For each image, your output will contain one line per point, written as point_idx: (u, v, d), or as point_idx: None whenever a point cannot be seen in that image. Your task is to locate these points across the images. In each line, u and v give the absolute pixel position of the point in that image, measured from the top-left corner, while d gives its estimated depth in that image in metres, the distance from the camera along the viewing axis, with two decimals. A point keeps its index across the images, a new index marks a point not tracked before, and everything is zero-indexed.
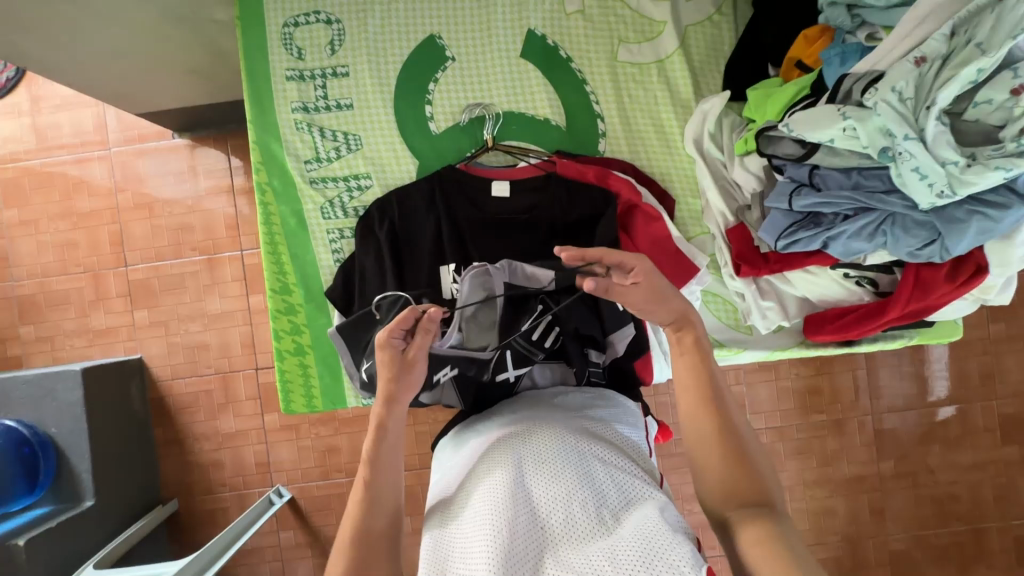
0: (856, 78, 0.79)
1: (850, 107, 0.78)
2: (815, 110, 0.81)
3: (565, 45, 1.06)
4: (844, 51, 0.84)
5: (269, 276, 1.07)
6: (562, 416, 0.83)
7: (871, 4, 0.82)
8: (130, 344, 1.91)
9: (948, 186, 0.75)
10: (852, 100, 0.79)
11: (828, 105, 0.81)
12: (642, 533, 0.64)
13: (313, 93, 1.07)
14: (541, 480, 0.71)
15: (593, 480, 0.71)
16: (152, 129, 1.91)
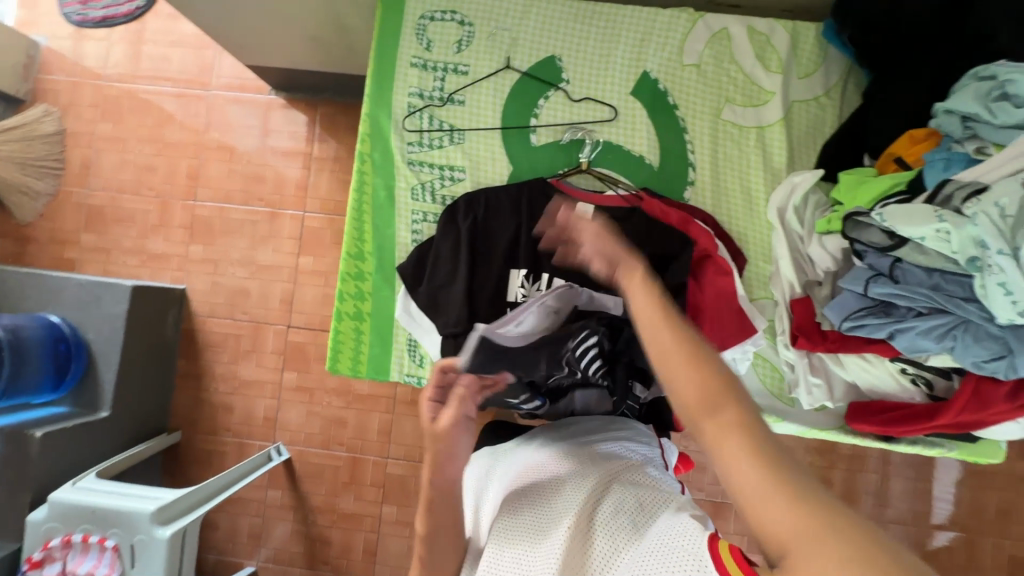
0: (958, 186, 0.82)
1: (947, 211, 0.81)
2: (910, 206, 0.84)
3: (674, 93, 1.12)
4: (950, 157, 0.88)
5: (348, 240, 1.12)
6: (580, 447, 0.82)
7: (987, 119, 0.84)
8: (177, 274, 1.99)
9: None
10: (951, 205, 0.82)
11: (924, 204, 0.84)
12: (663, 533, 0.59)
13: (431, 83, 1.14)
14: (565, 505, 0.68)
15: (613, 498, 0.68)
16: (252, 81, 2.02)
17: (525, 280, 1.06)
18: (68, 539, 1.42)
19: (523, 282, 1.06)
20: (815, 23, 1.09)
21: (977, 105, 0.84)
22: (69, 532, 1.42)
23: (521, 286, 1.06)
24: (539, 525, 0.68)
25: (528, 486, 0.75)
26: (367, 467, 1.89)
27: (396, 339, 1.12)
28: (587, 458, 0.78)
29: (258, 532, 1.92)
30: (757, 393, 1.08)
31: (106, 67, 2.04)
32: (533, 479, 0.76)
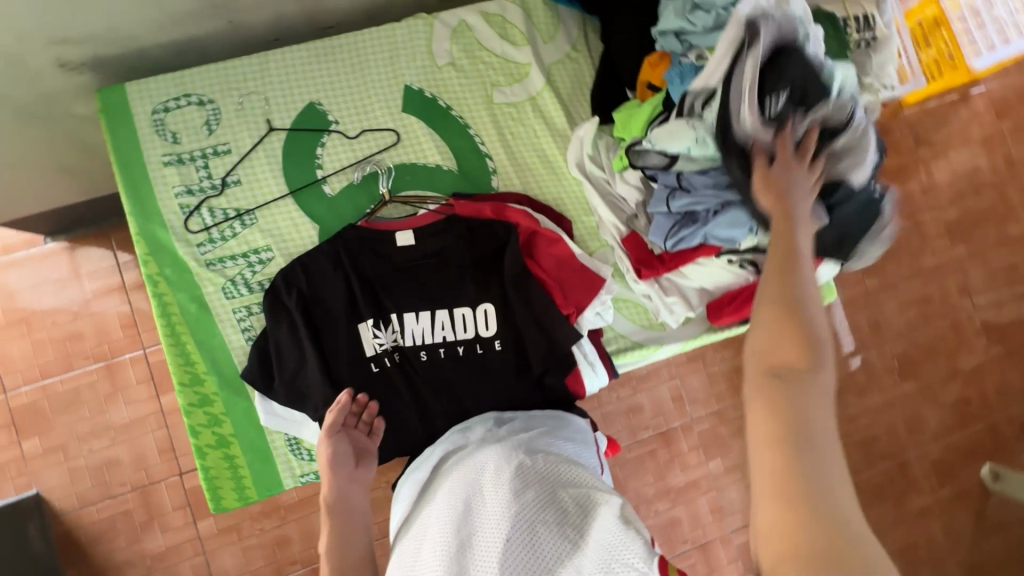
0: (695, 95, 0.95)
1: (698, 121, 0.95)
2: (670, 125, 0.96)
3: (442, 96, 1.12)
4: (682, 70, 0.97)
5: (175, 370, 1.00)
6: (514, 443, 0.88)
7: (692, 30, 0.95)
8: (21, 480, 1.68)
9: None
10: (696, 112, 0.96)
11: (679, 120, 0.96)
12: (606, 554, 0.69)
13: (195, 175, 1.04)
14: (499, 512, 0.74)
15: (550, 506, 0.76)
16: (17, 237, 1.74)
17: (378, 327, 1.02)
18: None
19: (375, 331, 1.02)
20: None
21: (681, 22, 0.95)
22: None
23: (375, 336, 1.02)
24: (471, 526, 0.74)
25: (459, 493, 0.80)
26: None
27: (274, 445, 1.03)
28: (520, 456, 0.84)
29: None
30: (630, 332, 1.13)
31: None
32: (464, 481, 0.81)
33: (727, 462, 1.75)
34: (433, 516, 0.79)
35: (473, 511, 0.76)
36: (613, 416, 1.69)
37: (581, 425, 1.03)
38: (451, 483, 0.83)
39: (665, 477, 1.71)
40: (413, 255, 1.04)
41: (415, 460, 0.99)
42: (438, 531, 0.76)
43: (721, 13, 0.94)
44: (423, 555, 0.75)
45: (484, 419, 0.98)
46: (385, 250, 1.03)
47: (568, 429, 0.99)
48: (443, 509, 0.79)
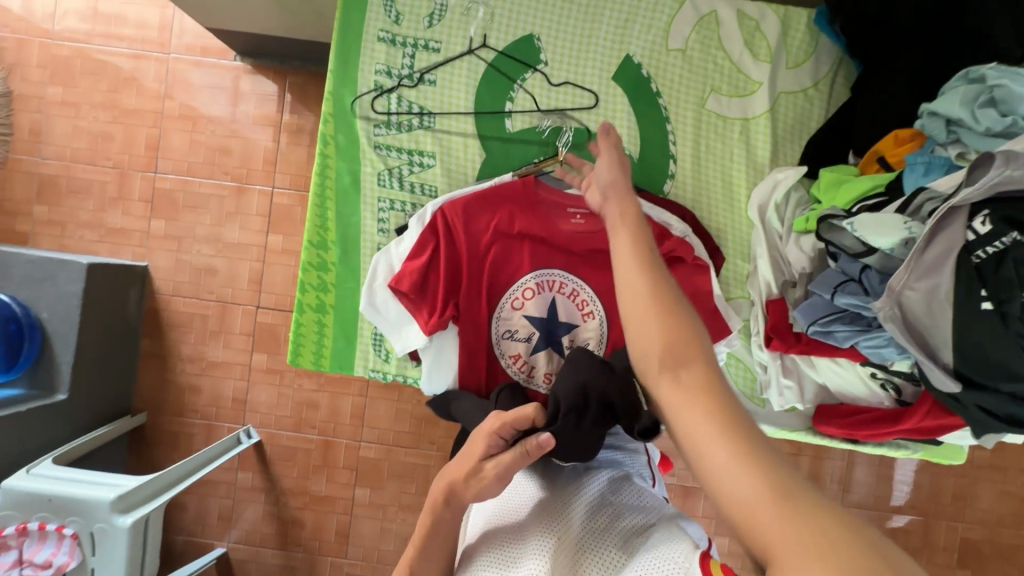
0: (930, 196, 0.81)
1: (916, 223, 0.80)
2: (880, 215, 0.83)
3: (657, 80, 1.06)
4: (931, 160, 0.84)
5: (310, 227, 1.06)
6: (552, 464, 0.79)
7: (971, 125, 0.81)
8: (139, 250, 1.89)
9: (966, 322, 0.76)
10: (921, 215, 0.82)
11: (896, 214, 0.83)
12: (652, 555, 0.56)
13: (399, 60, 1.06)
14: (542, 520, 0.65)
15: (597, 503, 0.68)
16: (216, 45, 1.88)
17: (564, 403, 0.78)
18: (24, 527, 1.30)
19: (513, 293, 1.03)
20: (807, 8, 1.04)
21: (961, 110, 0.80)
22: (24, 520, 1.30)
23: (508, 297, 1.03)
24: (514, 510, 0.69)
25: (501, 512, 0.70)
26: (340, 450, 1.86)
27: (361, 332, 1.07)
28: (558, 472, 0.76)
29: (228, 515, 1.88)
30: None
31: (54, 23, 1.87)
32: (502, 504, 0.72)
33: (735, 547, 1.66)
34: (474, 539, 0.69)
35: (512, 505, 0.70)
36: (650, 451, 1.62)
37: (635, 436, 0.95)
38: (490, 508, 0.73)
39: None
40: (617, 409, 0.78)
41: None
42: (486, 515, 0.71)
43: (1018, 121, 0.78)
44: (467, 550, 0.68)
45: None
46: (539, 210, 1.02)
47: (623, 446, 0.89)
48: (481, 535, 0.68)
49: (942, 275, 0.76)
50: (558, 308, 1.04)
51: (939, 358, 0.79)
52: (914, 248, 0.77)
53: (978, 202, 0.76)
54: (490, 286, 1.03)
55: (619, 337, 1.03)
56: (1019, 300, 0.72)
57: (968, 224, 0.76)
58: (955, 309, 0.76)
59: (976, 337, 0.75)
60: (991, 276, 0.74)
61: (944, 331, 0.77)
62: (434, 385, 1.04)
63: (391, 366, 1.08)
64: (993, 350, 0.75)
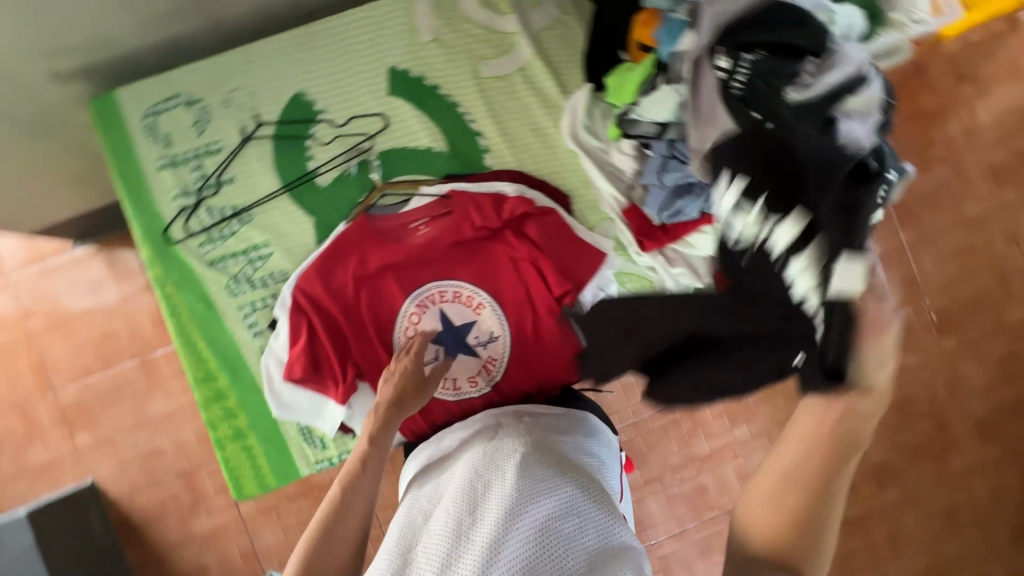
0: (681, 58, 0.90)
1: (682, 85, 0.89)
2: (656, 95, 0.92)
3: (429, 75, 1.09)
4: (670, 28, 0.91)
5: (189, 367, 1.04)
6: (536, 437, 0.85)
7: None
8: (78, 471, 1.79)
9: (762, 140, 0.74)
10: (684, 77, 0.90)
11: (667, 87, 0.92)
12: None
13: (190, 176, 1.05)
14: (511, 496, 0.71)
15: (570, 511, 0.70)
16: (52, 244, 1.82)
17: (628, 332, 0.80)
18: None
19: (405, 324, 1.04)
20: None
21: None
22: None
23: (405, 328, 1.04)
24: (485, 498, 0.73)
25: (464, 494, 0.75)
26: None
27: (287, 434, 1.06)
28: (544, 452, 0.82)
29: None
30: None
31: None
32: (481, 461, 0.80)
33: None
34: (447, 483, 0.79)
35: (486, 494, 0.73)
36: (635, 387, 1.63)
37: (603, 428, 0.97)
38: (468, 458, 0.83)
39: (690, 446, 1.63)
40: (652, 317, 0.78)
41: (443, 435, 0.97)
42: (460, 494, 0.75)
43: None
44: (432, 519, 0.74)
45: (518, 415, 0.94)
46: (383, 241, 1.03)
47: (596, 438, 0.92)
48: (455, 481, 0.78)
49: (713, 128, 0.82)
50: (449, 316, 1.05)
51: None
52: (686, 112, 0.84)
53: (711, 44, 0.82)
54: (377, 330, 1.03)
55: (514, 312, 1.05)
56: (784, 102, 0.73)
57: (714, 65, 0.81)
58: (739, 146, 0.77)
59: (770, 155, 0.73)
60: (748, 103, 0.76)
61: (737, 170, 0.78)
62: None
63: (331, 450, 1.07)
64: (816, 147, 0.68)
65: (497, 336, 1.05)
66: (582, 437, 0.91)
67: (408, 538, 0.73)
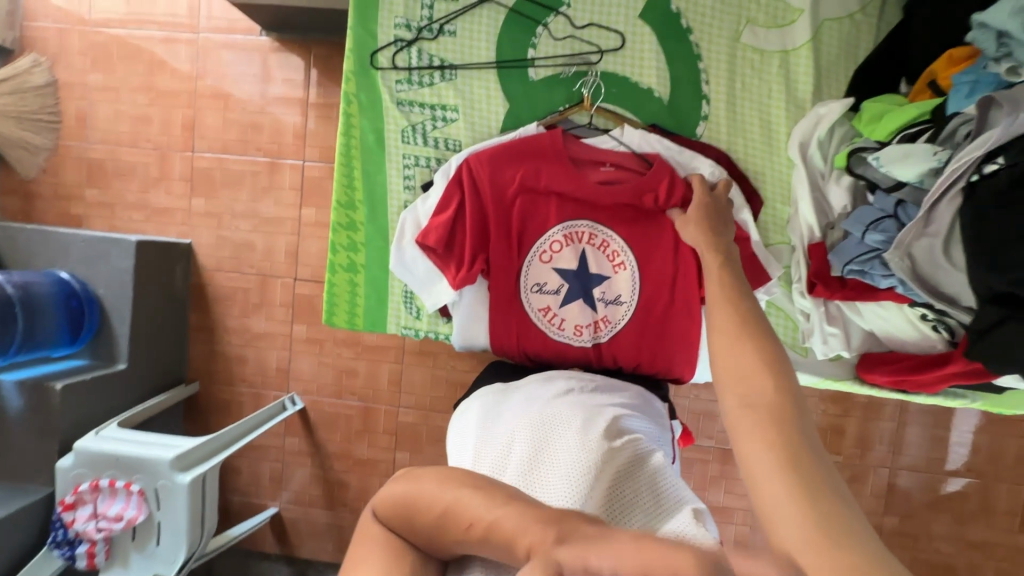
0: (964, 120, 0.79)
1: (945, 151, 0.79)
2: (907, 146, 0.82)
3: (688, 14, 0.99)
4: (977, 80, 0.78)
5: (338, 188, 1.07)
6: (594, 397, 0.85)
7: (1019, 37, 0.73)
8: (182, 228, 1.89)
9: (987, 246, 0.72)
10: (955, 140, 0.80)
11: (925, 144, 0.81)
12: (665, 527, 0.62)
13: (419, 11, 1.03)
14: (579, 445, 0.71)
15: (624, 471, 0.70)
16: (242, 21, 1.82)
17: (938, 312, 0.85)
18: (97, 485, 1.39)
19: (543, 245, 1.02)
20: None
21: (1011, 22, 0.73)
22: (97, 477, 1.40)
23: (542, 250, 1.02)
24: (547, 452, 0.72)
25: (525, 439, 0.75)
26: (379, 417, 1.85)
27: (391, 289, 1.09)
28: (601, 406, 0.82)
29: (279, 477, 1.92)
30: None
31: (90, 9, 1.85)
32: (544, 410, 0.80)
33: None
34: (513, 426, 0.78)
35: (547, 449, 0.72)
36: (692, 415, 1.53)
37: (660, 411, 0.96)
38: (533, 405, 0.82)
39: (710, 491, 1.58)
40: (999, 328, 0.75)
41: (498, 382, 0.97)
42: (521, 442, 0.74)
43: None
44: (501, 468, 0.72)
45: (576, 375, 0.95)
46: (565, 163, 0.98)
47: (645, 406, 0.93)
48: (520, 421, 0.77)
49: (961, 232, 0.77)
50: (589, 259, 1.01)
51: (960, 304, 0.82)
52: (929, 198, 0.79)
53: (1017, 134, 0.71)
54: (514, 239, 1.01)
55: (651, 288, 1.00)
56: None
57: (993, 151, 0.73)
58: (991, 266, 0.71)
59: (992, 252, 0.72)
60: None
61: (969, 283, 0.78)
62: (466, 339, 1.06)
63: (422, 323, 1.09)
64: None
65: (622, 301, 1.01)
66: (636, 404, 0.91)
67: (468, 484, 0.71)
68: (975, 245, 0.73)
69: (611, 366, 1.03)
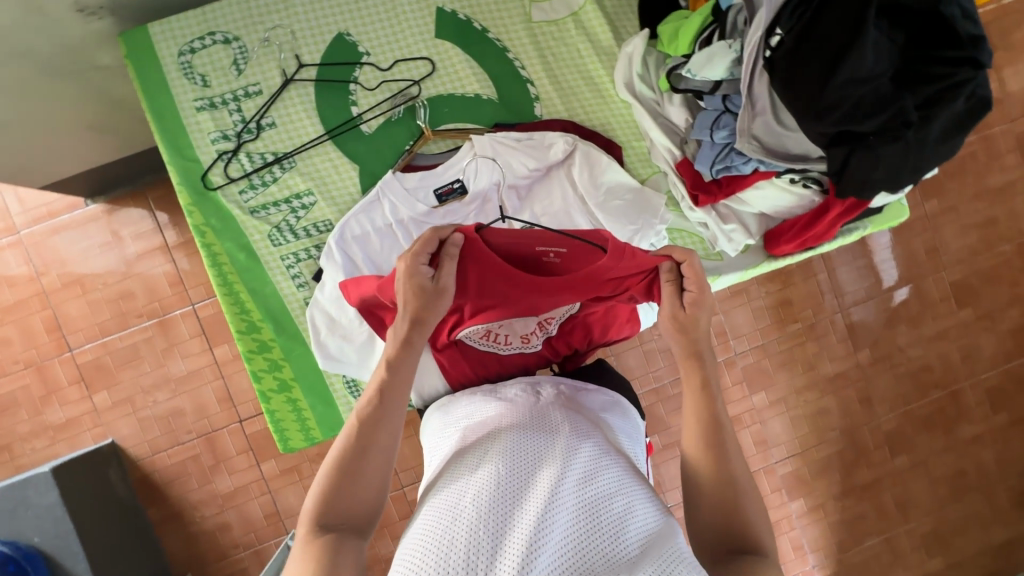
0: (737, 10, 0.88)
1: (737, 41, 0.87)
2: (707, 50, 0.89)
3: (477, 17, 1.04)
4: None
5: (231, 318, 1.01)
6: (574, 410, 0.74)
7: None
8: (97, 431, 1.71)
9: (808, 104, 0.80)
10: (738, 29, 0.89)
11: (720, 42, 0.89)
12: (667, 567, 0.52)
13: (229, 119, 1.00)
14: (563, 471, 0.61)
15: (615, 498, 0.60)
16: (61, 200, 1.69)
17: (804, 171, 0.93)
18: None
19: None
20: None
21: None
22: None
23: None
24: (525, 477, 0.61)
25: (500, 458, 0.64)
26: None
27: (333, 386, 1.05)
28: (584, 423, 0.71)
29: None
30: None
31: None
32: (526, 429, 0.68)
33: (774, 395, 1.69)
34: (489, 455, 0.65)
35: (524, 472, 0.62)
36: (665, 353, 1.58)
37: (638, 423, 0.85)
38: (510, 426, 0.69)
39: None
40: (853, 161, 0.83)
41: (452, 398, 0.86)
42: (496, 467, 0.63)
43: None
44: (475, 488, 0.61)
45: (552, 380, 0.83)
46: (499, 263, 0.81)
47: (622, 418, 0.82)
48: (497, 445, 0.66)
49: (781, 100, 0.85)
50: None
51: (813, 157, 0.90)
52: (743, 86, 0.86)
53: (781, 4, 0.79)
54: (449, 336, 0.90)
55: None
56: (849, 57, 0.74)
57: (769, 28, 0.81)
58: (817, 114, 0.79)
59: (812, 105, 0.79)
60: (843, 61, 0.74)
61: (807, 137, 0.86)
62: (425, 395, 0.96)
63: None
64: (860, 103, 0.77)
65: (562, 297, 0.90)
66: (615, 420, 0.80)
67: (432, 516, 0.60)
68: (796, 104, 0.81)
69: (568, 353, 0.98)
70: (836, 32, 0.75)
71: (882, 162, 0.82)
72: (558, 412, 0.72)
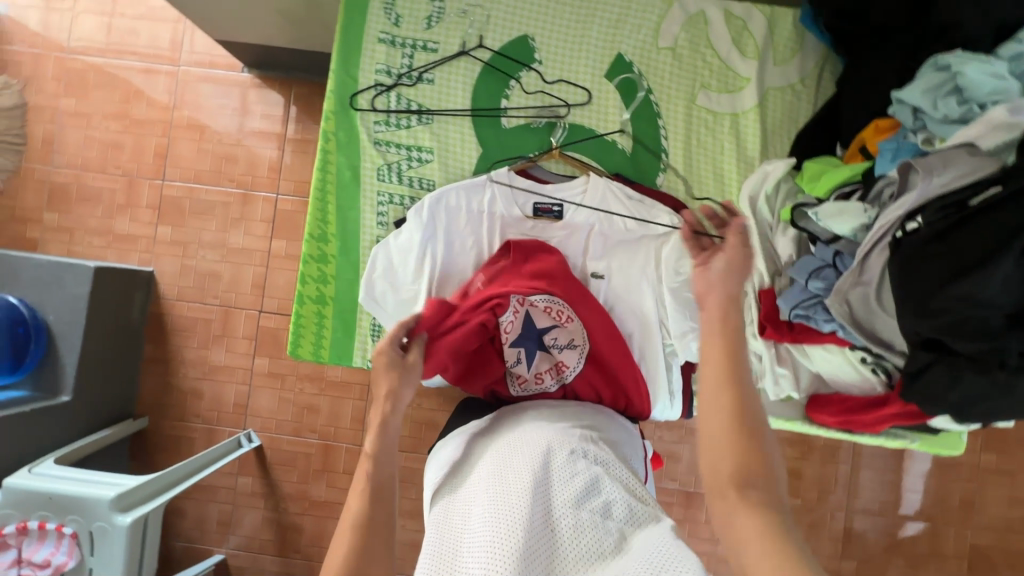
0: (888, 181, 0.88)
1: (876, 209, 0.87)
2: (842, 204, 0.90)
3: (648, 76, 1.09)
4: (898, 148, 0.88)
5: (311, 221, 1.08)
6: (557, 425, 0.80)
7: (930, 113, 0.84)
8: (145, 256, 1.85)
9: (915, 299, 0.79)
10: (881, 199, 0.88)
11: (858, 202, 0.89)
12: (653, 561, 0.57)
13: (399, 60, 1.09)
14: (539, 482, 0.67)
15: (593, 503, 0.65)
16: (224, 58, 1.86)
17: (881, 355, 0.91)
18: (24, 526, 1.28)
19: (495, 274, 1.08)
20: (792, 9, 1.08)
21: (923, 99, 0.84)
22: (25, 519, 1.29)
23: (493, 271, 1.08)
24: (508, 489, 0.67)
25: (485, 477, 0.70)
26: (340, 455, 1.79)
27: (360, 322, 1.10)
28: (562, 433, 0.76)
29: (228, 520, 1.81)
30: None
31: (70, 39, 1.87)
32: (506, 451, 0.74)
33: None
34: (475, 493, 0.69)
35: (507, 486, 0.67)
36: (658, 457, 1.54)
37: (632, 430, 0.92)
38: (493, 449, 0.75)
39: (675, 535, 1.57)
40: (931, 372, 0.81)
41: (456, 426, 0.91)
42: (484, 489, 0.68)
43: (974, 109, 0.81)
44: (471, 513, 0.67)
45: (537, 405, 0.88)
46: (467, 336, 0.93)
47: (614, 429, 0.86)
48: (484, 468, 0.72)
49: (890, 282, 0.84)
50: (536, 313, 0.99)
51: (895, 347, 0.88)
52: (860, 251, 0.86)
53: (932, 198, 0.79)
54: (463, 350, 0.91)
55: (600, 331, 1.00)
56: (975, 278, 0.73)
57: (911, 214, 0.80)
58: (918, 313, 0.78)
59: (919, 304, 0.78)
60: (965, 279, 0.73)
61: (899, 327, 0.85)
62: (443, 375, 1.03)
63: None
64: (966, 324, 0.76)
65: (577, 346, 0.97)
66: (601, 427, 0.84)
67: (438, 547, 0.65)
68: (904, 291, 0.79)
69: None
70: (974, 248, 0.74)
71: (960, 386, 0.80)
72: (535, 428, 0.77)
